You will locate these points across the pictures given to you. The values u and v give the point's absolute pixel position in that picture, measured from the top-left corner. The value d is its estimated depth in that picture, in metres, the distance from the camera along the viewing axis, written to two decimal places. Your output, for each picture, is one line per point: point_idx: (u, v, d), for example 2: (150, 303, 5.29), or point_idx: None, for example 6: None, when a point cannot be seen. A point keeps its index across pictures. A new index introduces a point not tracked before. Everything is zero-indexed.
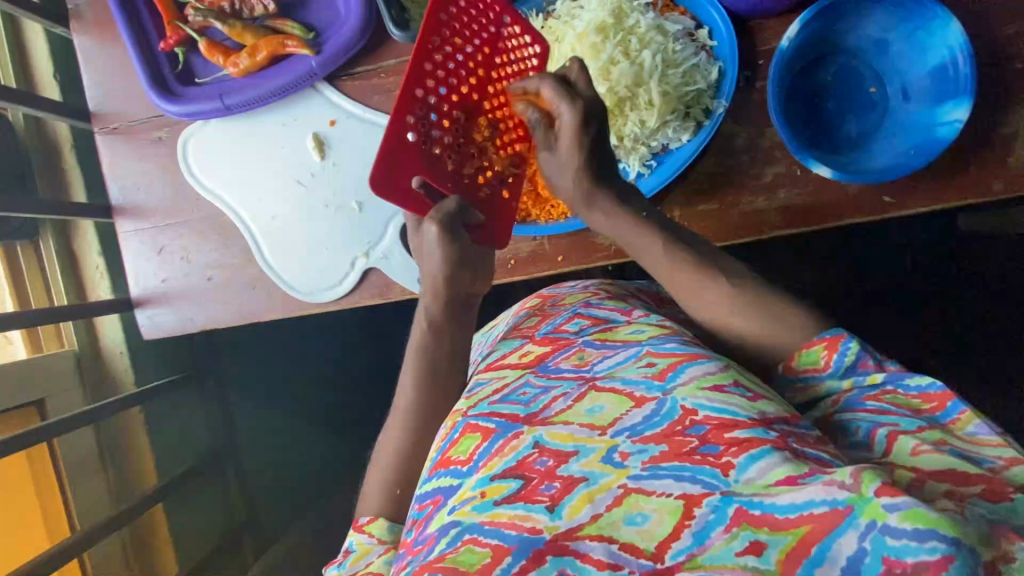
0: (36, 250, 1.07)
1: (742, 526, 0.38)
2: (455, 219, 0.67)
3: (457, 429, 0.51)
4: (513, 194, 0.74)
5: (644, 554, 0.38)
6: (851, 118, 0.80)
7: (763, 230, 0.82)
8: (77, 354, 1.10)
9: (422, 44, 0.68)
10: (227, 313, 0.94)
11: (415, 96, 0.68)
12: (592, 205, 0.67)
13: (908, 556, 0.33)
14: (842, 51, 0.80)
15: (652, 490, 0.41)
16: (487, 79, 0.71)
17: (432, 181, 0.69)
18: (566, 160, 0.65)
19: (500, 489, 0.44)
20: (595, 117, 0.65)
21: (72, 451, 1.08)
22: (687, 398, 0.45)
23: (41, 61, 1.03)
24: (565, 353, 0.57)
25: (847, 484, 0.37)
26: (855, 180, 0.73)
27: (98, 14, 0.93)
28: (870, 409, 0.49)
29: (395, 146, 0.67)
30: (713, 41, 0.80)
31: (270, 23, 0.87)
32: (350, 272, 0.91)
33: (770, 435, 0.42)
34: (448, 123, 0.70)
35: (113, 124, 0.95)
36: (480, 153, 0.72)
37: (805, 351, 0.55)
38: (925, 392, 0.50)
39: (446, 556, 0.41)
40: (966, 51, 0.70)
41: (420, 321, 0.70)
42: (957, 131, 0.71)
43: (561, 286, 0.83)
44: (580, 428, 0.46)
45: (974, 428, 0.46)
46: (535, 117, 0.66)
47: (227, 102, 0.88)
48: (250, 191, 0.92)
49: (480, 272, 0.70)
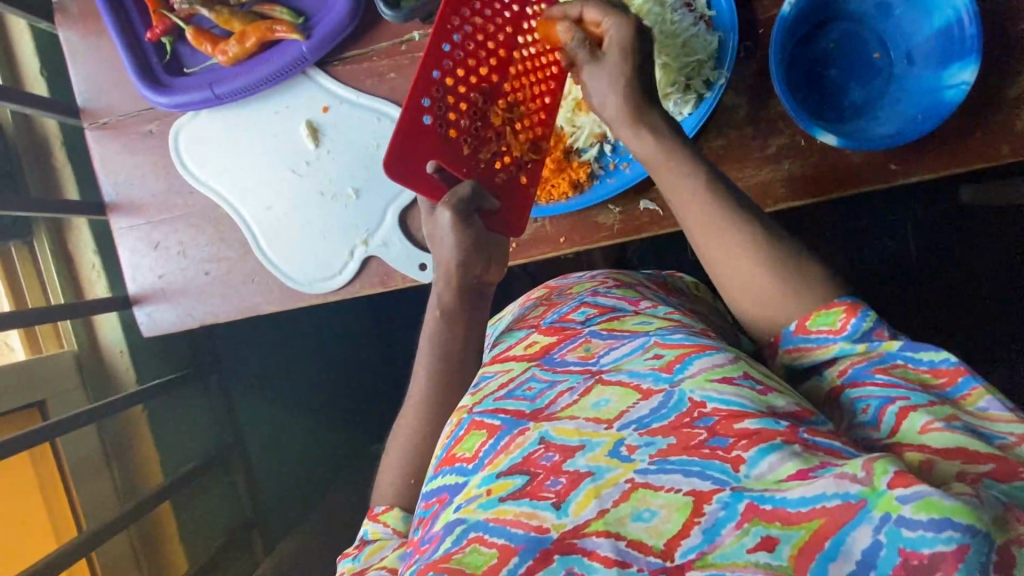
0: (31, 250, 1.06)
1: (752, 522, 0.36)
2: (468, 203, 0.67)
3: (461, 427, 0.50)
4: (531, 180, 0.73)
5: (653, 551, 0.37)
6: (854, 85, 0.77)
7: (766, 203, 0.80)
8: (76, 353, 1.09)
9: (440, 24, 0.68)
10: (226, 307, 0.93)
11: (432, 78, 0.68)
12: (637, 123, 0.63)
13: (924, 548, 0.32)
14: (844, 17, 0.77)
15: (660, 485, 0.39)
16: (507, 60, 0.70)
17: (448, 165, 0.69)
18: (613, 73, 0.63)
19: (506, 486, 0.42)
20: (643, 32, 0.63)
21: (75, 449, 1.07)
22: (695, 390, 0.44)
23: (27, 57, 1.02)
24: (571, 344, 0.55)
25: (860, 477, 0.35)
26: (859, 147, 0.70)
27: (83, 7, 0.91)
28: (879, 382, 0.46)
29: (411, 128, 0.67)
30: (712, 11, 0.76)
31: (257, 8, 0.84)
32: (349, 261, 0.89)
33: (781, 427, 0.40)
34: (466, 106, 0.69)
35: (102, 119, 0.93)
36: (497, 138, 0.71)
37: (822, 313, 0.51)
38: (937, 366, 0.46)
39: (452, 556, 0.39)
40: (971, 11, 0.67)
41: (433, 311, 0.68)
42: (964, 92, 0.68)
43: (567, 277, 0.79)
44: (585, 422, 0.44)
45: (985, 405, 0.43)
46: (579, 39, 0.64)
47: (217, 91, 0.86)
48: (244, 179, 0.91)
49: (495, 258, 0.69)
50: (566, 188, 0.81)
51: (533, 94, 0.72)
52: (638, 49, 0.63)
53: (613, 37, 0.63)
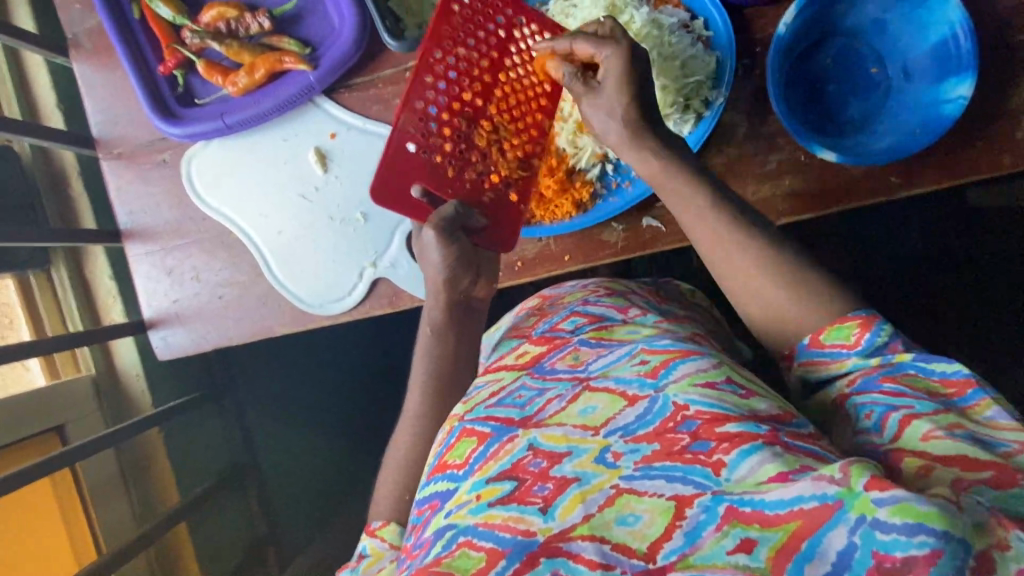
0: (49, 278, 1.09)
1: (732, 524, 0.36)
2: (451, 222, 0.70)
3: (452, 434, 0.51)
4: (521, 197, 0.76)
5: (637, 553, 0.37)
6: (853, 100, 0.78)
7: (769, 218, 0.81)
8: (94, 377, 1.12)
9: (424, 57, 0.73)
10: (240, 329, 0.95)
11: (418, 107, 0.74)
12: (637, 142, 0.64)
13: (897, 551, 0.32)
14: (840, 33, 0.78)
15: (644, 490, 0.40)
16: (491, 86, 0.74)
17: (434, 188, 0.75)
18: (613, 100, 0.64)
19: (495, 491, 0.43)
20: (641, 57, 0.64)
21: (94, 473, 1.10)
22: (678, 394, 0.44)
23: (45, 92, 1.05)
24: (560, 353, 0.56)
25: (837, 478, 0.35)
26: (858, 162, 0.71)
27: (97, 42, 0.94)
28: (886, 391, 0.47)
29: (397, 154, 0.75)
30: (710, 31, 0.78)
31: (266, 40, 0.87)
32: (359, 281, 0.91)
33: (762, 430, 0.40)
34: (450, 130, 0.74)
35: (117, 150, 0.95)
36: (484, 161, 0.75)
37: (836, 326, 0.52)
38: (948, 377, 0.47)
39: (442, 560, 0.40)
40: (966, 26, 0.68)
41: (424, 328, 0.70)
42: (961, 107, 0.69)
43: (562, 286, 0.80)
44: (573, 429, 0.45)
45: (992, 414, 0.44)
46: (569, 72, 0.68)
47: (228, 121, 0.88)
48: (256, 207, 0.93)
49: (483, 270, 0.72)
50: (569, 209, 0.81)
51: (518, 114, 0.74)
52: (638, 69, 0.64)
53: (608, 67, 0.64)
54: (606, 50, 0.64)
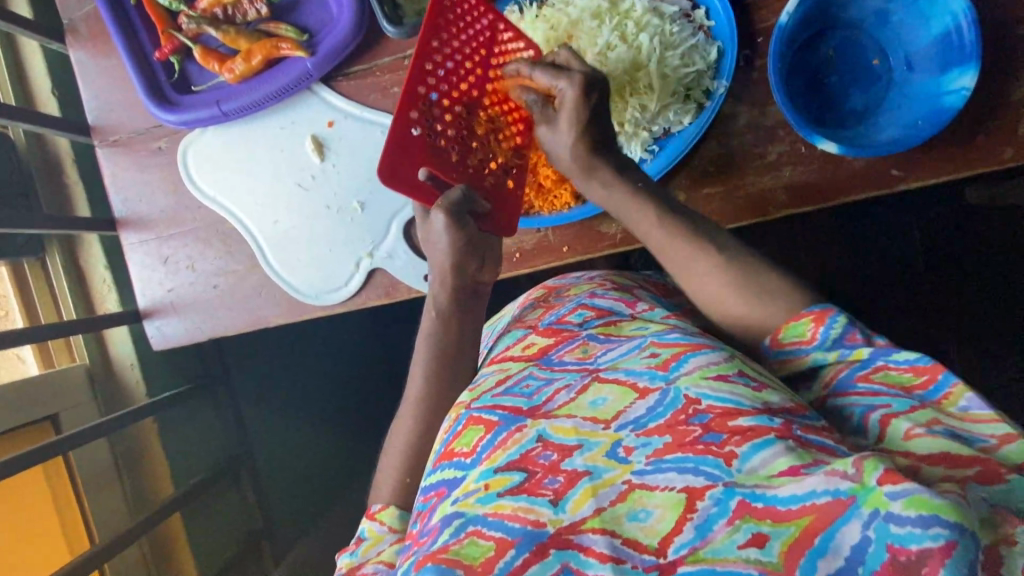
0: (43, 267, 1.08)
1: (744, 519, 0.35)
2: (460, 207, 0.67)
3: (459, 422, 0.50)
4: (518, 185, 0.74)
5: (648, 549, 0.37)
6: (854, 91, 0.78)
7: (769, 210, 0.80)
8: (88, 366, 1.12)
9: (422, 41, 0.69)
10: (236, 319, 0.94)
11: (418, 92, 0.69)
12: (592, 175, 0.66)
13: (912, 544, 0.32)
14: (842, 24, 0.78)
15: (655, 485, 0.39)
16: (486, 73, 0.72)
17: (440, 174, 0.70)
18: (567, 133, 0.65)
19: (504, 482, 0.42)
20: (596, 87, 0.64)
21: (86, 463, 1.10)
22: (690, 387, 0.43)
23: (39, 77, 1.05)
24: (569, 346, 0.55)
25: (850, 473, 0.35)
26: (861, 154, 0.70)
27: (93, 27, 0.93)
28: (861, 391, 0.47)
29: (401, 138, 0.68)
30: (711, 22, 0.77)
31: (263, 27, 0.86)
32: (356, 272, 0.90)
33: (775, 423, 0.40)
34: (451, 117, 0.70)
35: (112, 137, 0.95)
36: (482, 147, 0.72)
37: (792, 324, 0.53)
38: (915, 365, 0.47)
39: (449, 547, 0.40)
40: (970, 16, 0.67)
41: (428, 308, 0.70)
42: (964, 98, 0.68)
43: (566, 277, 0.79)
44: (583, 421, 0.45)
45: (965, 404, 0.44)
46: (532, 98, 0.67)
47: (225, 108, 0.88)
48: (254, 196, 0.92)
49: (489, 256, 0.70)
50: (569, 199, 0.81)
51: (510, 104, 0.73)
52: (593, 103, 0.64)
53: (564, 98, 0.64)
54: (561, 82, 0.64)
